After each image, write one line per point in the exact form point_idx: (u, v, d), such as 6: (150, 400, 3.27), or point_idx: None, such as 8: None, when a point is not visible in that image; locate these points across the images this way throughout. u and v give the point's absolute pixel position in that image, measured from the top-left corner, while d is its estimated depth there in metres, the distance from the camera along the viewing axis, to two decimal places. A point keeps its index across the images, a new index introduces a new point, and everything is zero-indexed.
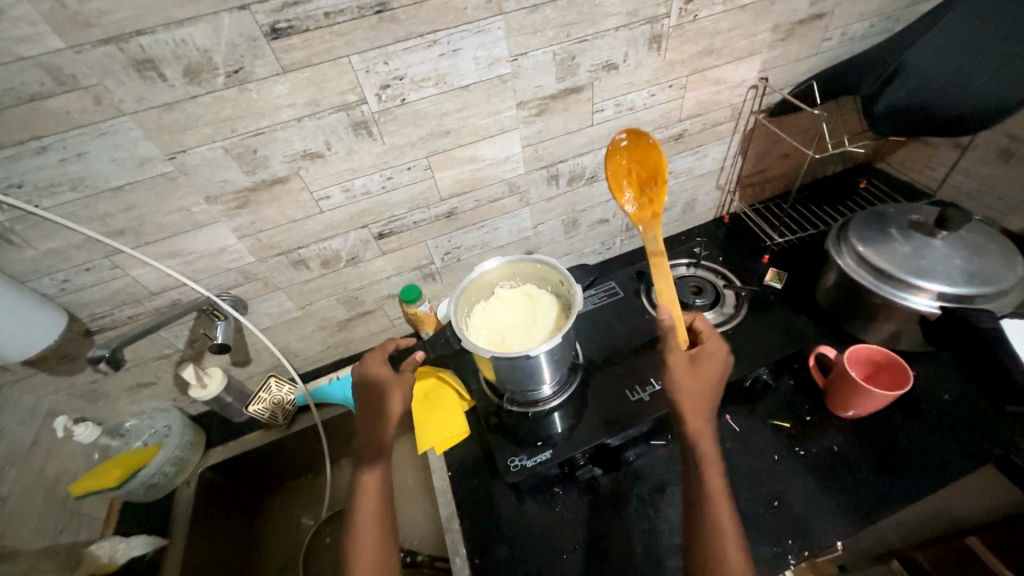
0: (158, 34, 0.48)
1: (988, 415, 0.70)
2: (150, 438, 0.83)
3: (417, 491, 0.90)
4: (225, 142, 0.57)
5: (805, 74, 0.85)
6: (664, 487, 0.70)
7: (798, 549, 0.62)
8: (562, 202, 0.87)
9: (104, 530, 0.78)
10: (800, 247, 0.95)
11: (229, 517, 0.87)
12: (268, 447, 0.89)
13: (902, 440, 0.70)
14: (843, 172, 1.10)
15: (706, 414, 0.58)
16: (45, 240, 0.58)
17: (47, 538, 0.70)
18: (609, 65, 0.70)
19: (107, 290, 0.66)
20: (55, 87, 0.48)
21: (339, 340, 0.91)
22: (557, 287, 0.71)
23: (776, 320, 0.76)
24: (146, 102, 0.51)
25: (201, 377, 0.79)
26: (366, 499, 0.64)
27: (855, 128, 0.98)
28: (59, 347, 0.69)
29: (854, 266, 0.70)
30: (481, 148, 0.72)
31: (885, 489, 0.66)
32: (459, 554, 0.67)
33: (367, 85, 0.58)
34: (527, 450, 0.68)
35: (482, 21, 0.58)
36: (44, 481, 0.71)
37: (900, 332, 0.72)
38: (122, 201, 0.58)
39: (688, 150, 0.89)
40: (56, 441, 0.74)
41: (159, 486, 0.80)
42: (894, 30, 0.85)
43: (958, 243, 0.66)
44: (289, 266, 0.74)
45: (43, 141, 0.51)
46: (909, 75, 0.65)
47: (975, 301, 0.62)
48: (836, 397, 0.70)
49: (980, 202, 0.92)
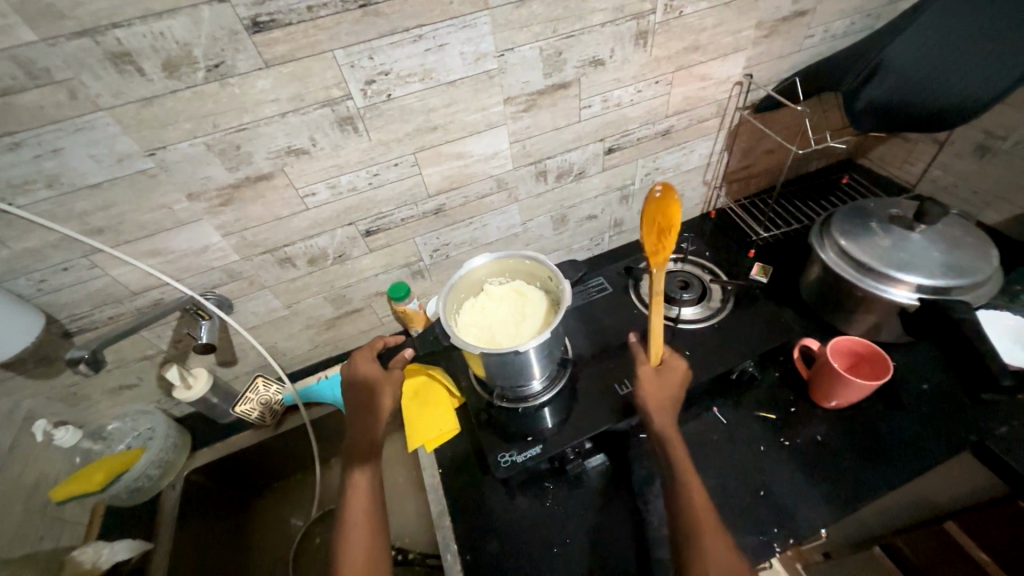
0: (136, 26, 0.47)
1: (965, 403, 0.73)
2: (135, 441, 0.81)
3: (408, 488, 0.90)
4: (207, 138, 0.56)
5: (789, 71, 0.86)
6: (651, 479, 0.71)
7: (783, 537, 0.63)
8: (551, 199, 0.87)
9: (87, 535, 0.75)
10: (784, 242, 0.97)
11: (218, 519, 0.87)
12: (255, 447, 0.88)
13: (883, 429, 0.72)
14: (826, 168, 1.12)
15: (674, 415, 0.63)
16: (20, 239, 0.57)
17: (28, 545, 0.68)
18: (595, 61, 0.70)
19: (86, 290, 0.64)
20: (28, 81, 0.46)
21: (327, 339, 0.90)
22: (546, 283, 0.71)
23: (761, 314, 0.77)
24: (124, 97, 0.50)
25: (185, 379, 0.78)
26: (356, 498, 0.63)
27: (837, 124, 1.00)
28: (36, 350, 0.67)
29: (837, 260, 0.71)
30: (469, 144, 0.72)
31: (867, 477, 0.67)
32: (450, 550, 0.67)
33: (352, 80, 0.58)
34: (517, 445, 0.68)
35: (468, 16, 0.58)
36: (23, 487, 0.70)
37: (880, 324, 0.73)
38: (100, 198, 0.57)
39: (675, 146, 0.90)
40: (35, 446, 0.72)
41: (143, 489, 0.79)
42: (875, 27, 0.86)
43: (935, 237, 0.67)
44: (274, 264, 0.73)
45: (16, 137, 0.49)
46: (890, 70, 0.67)
47: (952, 293, 0.64)
48: (820, 389, 0.72)
49: (957, 197, 0.94)
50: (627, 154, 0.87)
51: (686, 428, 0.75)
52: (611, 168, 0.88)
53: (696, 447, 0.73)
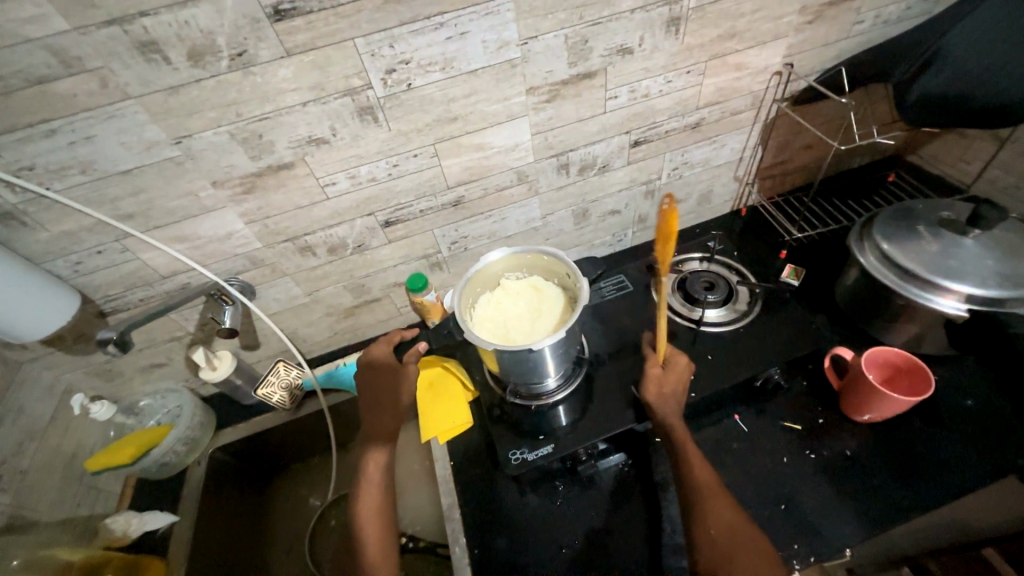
0: (161, 15, 0.47)
1: (1013, 424, 0.67)
2: (164, 417, 0.84)
3: (420, 477, 0.90)
4: (231, 126, 0.57)
5: (834, 59, 0.81)
6: (667, 485, 0.67)
7: (804, 553, 0.61)
8: (573, 192, 0.85)
9: (119, 504, 0.81)
10: (820, 243, 0.92)
11: (238, 495, 0.90)
12: (277, 428, 0.91)
13: (919, 447, 0.67)
14: (870, 165, 1.05)
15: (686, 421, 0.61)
16: (57, 222, 0.59)
17: (65, 511, 0.72)
18: (623, 49, 0.67)
19: (119, 273, 0.67)
20: (62, 70, 0.48)
21: (346, 327, 0.91)
22: (563, 279, 0.70)
23: (791, 319, 0.73)
24: (151, 86, 0.51)
25: (210, 360, 0.80)
26: (368, 489, 0.64)
27: (885, 118, 0.93)
28: (74, 327, 0.70)
29: (878, 265, 0.67)
30: (489, 136, 0.70)
31: (898, 497, 0.63)
32: (459, 543, 0.67)
33: (372, 69, 0.57)
34: (528, 443, 0.67)
35: (490, 2, 0.56)
36: (61, 456, 0.74)
37: (922, 335, 0.68)
38: (130, 184, 0.58)
39: (706, 139, 0.86)
40: (73, 418, 0.76)
41: (170, 465, 0.82)
42: (934, 12, 0.79)
43: (991, 242, 0.62)
44: (295, 252, 0.74)
45: (51, 124, 0.51)
46: (949, 60, 0.61)
47: (1008, 305, 0.58)
48: (852, 401, 0.67)
49: (1017, 199, 0.87)
50: (654, 148, 0.83)
51: (706, 434, 0.72)
52: (636, 161, 0.85)
53: (716, 455, 0.70)
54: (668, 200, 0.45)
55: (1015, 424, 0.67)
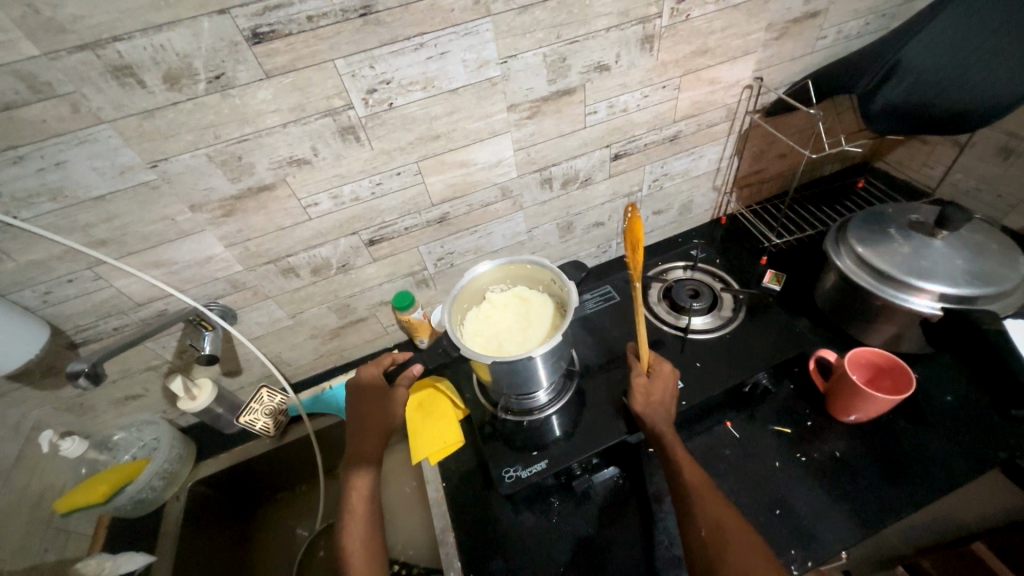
0: (136, 39, 0.46)
1: (994, 418, 0.69)
2: (140, 451, 0.82)
3: (411, 499, 0.87)
4: (209, 149, 0.56)
5: (800, 73, 0.84)
6: (662, 496, 0.68)
7: (801, 558, 0.60)
8: (557, 206, 0.86)
9: (92, 548, 0.75)
10: (799, 248, 0.95)
11: (223, 531, 0.87)
12: (262, 457, 0.89)
13: (905, 444, 0.68)
14: (841, 172, 1.10)
15: (670, 422, 0.62)
16: (26, 251, 0.57)
17: (34, 556, 0.67)
18: (601, 66, 0.68)
19: (91, 302, 0.64)
20: (30, 95, 0.46)
21: (331, 348, 0.90)
22: (549, 286, 0.70)
23: (776, 324, 0.75)
24: (125, 110, 0.50)
25: (189, 390, 0.78)
26: (354, 516, 0.62)
27: (851, 127, 0.98)
28: (42, 361, 0.67)
29: (854, 267, 0.69)
30: (473, 153, 0.71)
31: (888, 494, 0.64)
32: (454, 568, 0.65)
33: (353, 90, 0.57)
34: (521, 460, 0.66)
35: (470, 23, 0.57)
36: (28, 497, 0.69)
37: (900, 334, 0.70)
38: (103, 211, 0.56)
39: (684, 151, 0.88)
40: (41, 457, 0.71)
41: (145, 501, 0.78)
42: (890, 27, 0.84)
43: (957, 243, 0.65)
44: (278, 274, 0.73)
45: (19, 151, 0.49)
46: (908, 69, 0.65)
47: (977, 302, 0.61)
48: (836, 402, 0.69)
49: (979, 200, 0.91)
50: (634, 161, 0.85)
51: (698, 442, 0.73)
52: (618, 174, 0.86)
53: (709, 462, 0.70)
54: (634, 209, 0.48)
55: (994, 418, 0.69)
